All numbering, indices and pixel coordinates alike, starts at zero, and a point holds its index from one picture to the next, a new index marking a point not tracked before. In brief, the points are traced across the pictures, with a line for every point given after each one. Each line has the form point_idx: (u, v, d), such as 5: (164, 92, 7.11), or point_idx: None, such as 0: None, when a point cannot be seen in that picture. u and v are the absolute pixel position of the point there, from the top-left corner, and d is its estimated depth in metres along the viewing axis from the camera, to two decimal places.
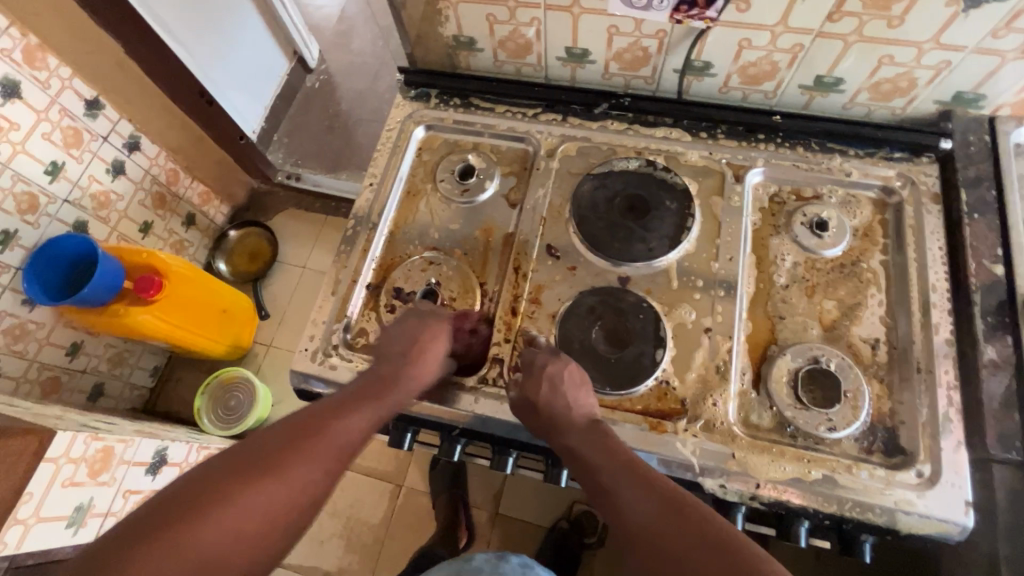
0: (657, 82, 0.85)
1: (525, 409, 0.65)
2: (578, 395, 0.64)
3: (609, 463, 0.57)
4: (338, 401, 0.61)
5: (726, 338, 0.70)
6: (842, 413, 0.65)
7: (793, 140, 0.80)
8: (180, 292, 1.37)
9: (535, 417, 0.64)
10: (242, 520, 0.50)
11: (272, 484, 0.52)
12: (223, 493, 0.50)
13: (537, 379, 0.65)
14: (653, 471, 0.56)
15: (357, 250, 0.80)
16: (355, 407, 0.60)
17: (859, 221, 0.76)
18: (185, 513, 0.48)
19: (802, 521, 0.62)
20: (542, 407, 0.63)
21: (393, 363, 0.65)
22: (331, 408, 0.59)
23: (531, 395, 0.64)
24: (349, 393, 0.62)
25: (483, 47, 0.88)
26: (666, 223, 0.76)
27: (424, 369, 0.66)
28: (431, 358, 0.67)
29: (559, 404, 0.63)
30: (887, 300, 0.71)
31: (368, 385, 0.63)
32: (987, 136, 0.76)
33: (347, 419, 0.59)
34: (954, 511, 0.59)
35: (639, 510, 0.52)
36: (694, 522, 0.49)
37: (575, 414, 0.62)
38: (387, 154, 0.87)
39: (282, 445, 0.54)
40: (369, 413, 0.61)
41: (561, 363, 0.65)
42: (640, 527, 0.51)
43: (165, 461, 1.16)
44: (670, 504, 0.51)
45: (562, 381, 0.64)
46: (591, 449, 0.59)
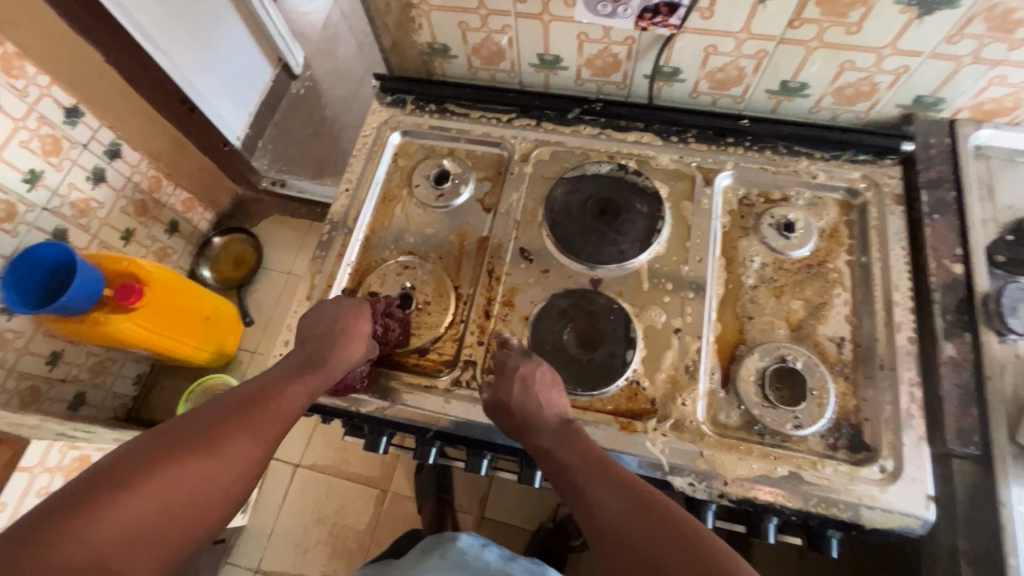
0: (628, 87, 0.87)
1: (498, 410, 0.66)
2: (551, 394, 0.65)
3: (579, 462, 0.58)
4: (268, 382, 0.61)
5: (695, 339, 0.71)
6: (808, 411, 0.66)
7: (762, 143, 0.81)
8: (161, 299, 1.37)
9: (508, 417, 0.65)
10: (164, 504, 0.48)
11: (205, 460, 0.51)
12: (141, 474, 0.48)
13: (511, 379, 0.66)
14: (623, 470, 0.56)
15: (333, 255, 0.81)
16: (284, 386, 0.60)
17: (825, 222, 0.78)
18: (94, 501, 0.45)
19: (770, 517, 0.64)
20: (516, 407, 0.64)
21: (318, 346, 0.65)
22: (259, 389, 0.59)
23: (503, 395, 0.65)
24: (277, 374, 0.62)
25: (457, 54, 0.89)
26: (637, 226, 0.77)
27: (353, 350, 0.66)
28: (358, 339, 0.67)
29: (531, 405, 0.64)
30: (852, 299, 0.73)
31: (296, 365, 0.63)
32: (947, 139, 0.78)
33: (281, 395, 0.59)
34: (916, 505, 0.60)
35: (609, 508, 0.53)
36: (660, 516, 0.50)
37: (547, 415, 0.63)
38: (363, 160, 0.87)
39: (216, 421, 0.54)
40: (298, 393, 0.61)
41: (535, 364, 0.66)
42: (609, 524, 0.52)
43: None
44: (639, 501, 0.52)
45: (535, 381, 0.65)
46: (561, 447, 0.60)
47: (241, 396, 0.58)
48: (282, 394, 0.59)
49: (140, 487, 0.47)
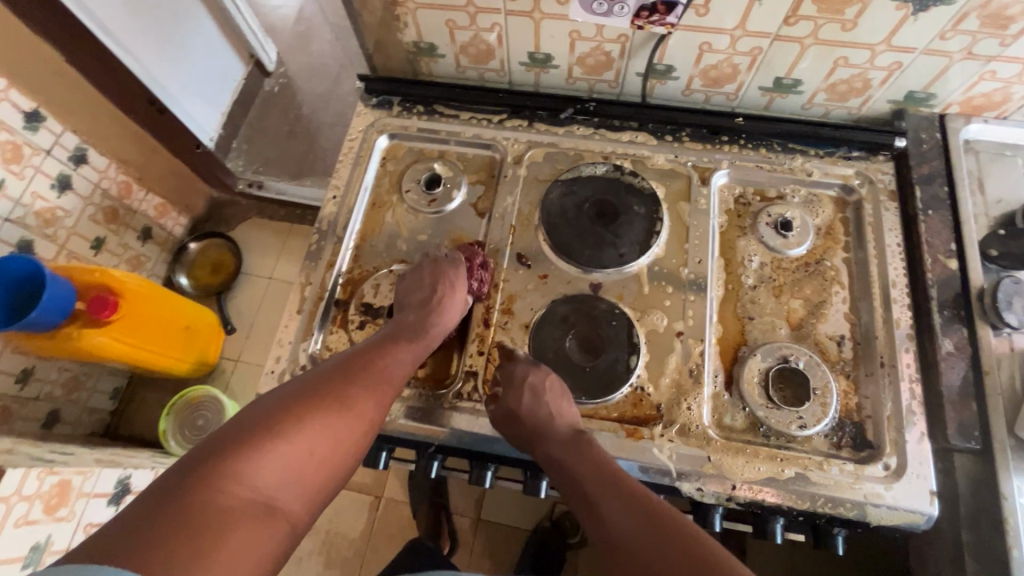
0: (621, 85, 0.85)
1: (505, 419, 0.65)
2: (560, 405, 0.64)
3: (591, 476, 0.56)
4: (377, 345, 0.64)
5: (698, 342, 0.70)
6: (812, 411, 0.66)
7: (756, 141, 0.81)
8: (137, 311, 1.31)
9: (517, 427, 0.64)
10: (308, 452, 0.52)
11: (340, 412, 0.56)
12: (278, 428, 0.51)
13: (519, 388, 0.64)
14: (637, 485, 0.55)
15: (323, 265, 0.78)
16: (389, 353, 0.64)
17: (821, 219, 0.78)
18: (256, 444, 0.50)
19: (777, 517, 0.63)
20: (525, 417, 0.63)
21: (417, 315, 0.68)
22: (365, 355, 0.62)
23: (510, 405, 0.64)
24: (378, 342, 0.65)
25: (444, 53, 0.86)
26: (636, 228, 0.76)
27: (450, 317, 0.70)
28: (455, 303, 0.70)
29: (538, 415, 0.62)
30: (851, 296, 0.73)
31: (396, 333, 0.66)
32: (938, 134, 0.78)
33: (392, 360, 0.63)
34: (921, 501, 0.61)
35: (621, 524, 0.51)
36: (673, 534, 0.49)
37: (558, 424, 0.62)
38: (351, 164, 0.84)
39: (342, 381, 0.58)
40: (402, 360, 0.64)
41: (544, 373, 0.65)
42: (621, 540, 0.51)
43: (129, 490, 1.10)
44: (652, 518, 0.51)
45: (544, 390, 0.64)
46: (573, 460, 0.59)
47: (356, 360, 0.62)
48: (389, 362, 0.63)
49: (282, 436, 0.51)
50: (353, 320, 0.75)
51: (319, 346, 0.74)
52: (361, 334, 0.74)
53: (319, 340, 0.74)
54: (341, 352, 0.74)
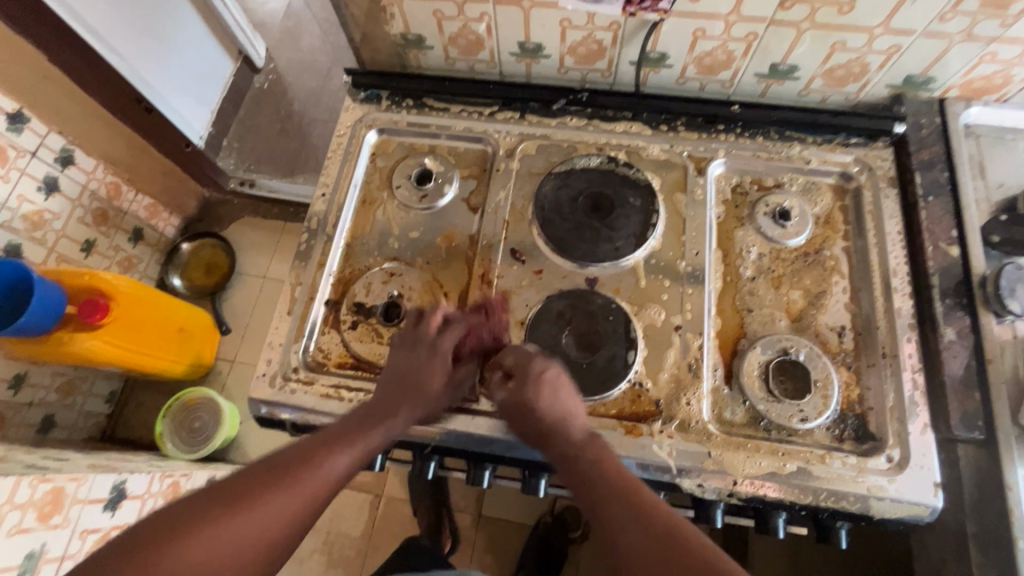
0: (613, 75, 0.84)
1: (516, 414, 0.62)
2: (573, 403, 0.62)
3: (602, 479, 0.55)
4: (332, 431, 0.59)
5: (697, 335, 0.69)
6: (813, 404, 0.65)
7: (752, 129, 0.79)
8: (129, 314, 1.30)
9: (527, 420, 0.62)
10: (219, 554, 0.46)
11: (266, 506, 0.49)
12: (194, 523, 0.46)
13: (536, 382, 0.62)
14: (650, 494, 0.53)
15: (313, 264, 0.76)
16: (344, 440, 0.57)
17: (820, 208, 0.76)
18: (162, 541, 0.45)
19: (779, 512, 0.63)
20: (541, 412, 0.61)
21: (389, 398, 0.63)
22: (316, 442, 0.57)
23: (523, 399, 0.62)
24: (335, 427, 0.59)
25: (433, 45, 0.84)
26: (631, 221, 0.75)
27: (425, 400, 0.64)
28: (435, 385, 0.64)
29: (553, 412, 0.61)
30: (851, 286, 0.72)
31: (357, 417, 0.61)
32: (937, 118, 0.77)
33: (342, 448, 0.57)
34: (925, 493, 0.60)
35: (632, 529, 0.50)
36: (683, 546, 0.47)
37: (573, 424, 0.61)
38: (339, 160, 0.82)
39: (279, 469, 0.52)
40: (358, 448, 0.57)
41: (559, 368, 0.64)
42: (631, 546, 0.49)
43: (125, 495, 1.08)
44: (663, 527, 0.49)
45: (562, 387, 0.63)
46: (584, 463, 0.57)
47: (303, 446, 0.56)
48: (342, 450, 0.56)
49: (193, 533, 0.46)
50: (345, 321, 0.74)
51: (310, 348, 0.73)
52: (354, 335, 0.73)
53: (311, 342, 0.73)
54: (334, 354, 0.73)
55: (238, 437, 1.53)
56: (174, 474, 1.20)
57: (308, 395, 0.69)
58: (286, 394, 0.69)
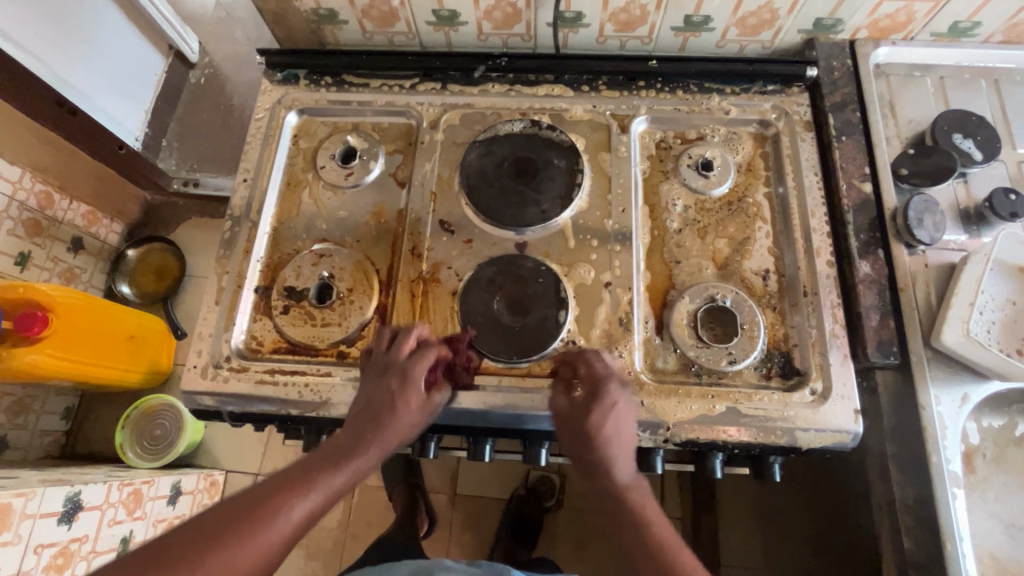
0: (534, 38, 0.83)
1: (576, 431, 0.61)
2: (629, 444, 0.62)
3: (647, 533, 0.59)
4: (297, 474, 0.58)
5: (626, 290, 0.70)
6: (740, 346, 0.67)
7: (672, 83, 0.79)
8: (72, 324, 1.26)
9: (580, 449, 0.61)
10: None
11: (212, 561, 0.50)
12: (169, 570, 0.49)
13: (605, 410, 0.61)
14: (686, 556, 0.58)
15: (239, 252, 0.75)
16: (306, 484, 0.57)
17: (741, 156, 0.77)
18: None
19: (715, 453, 0.65)
20: (602, 444, 0.60)
21: (355, 431, 0.61)
22: (272, 490, 0.56)
23: (587, 422, 0.60)
24: (306, 463, 0.59)
25: (347, 19, 0.82)
26: (557, 183, 0.75)
27: (397, 433, 0.61)
28: (403, 411, 0.61)
29: (613, 445, 0.61)
30: (774, 231, 0.73)
31: (324, 454, 0.60)
32: (849, 60, 0.78)
33: (301, 499, 0.56)
34: (846, 420, 0.62)
35: None
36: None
37: (624, 466, 0.61)
38: (259, 144, 0.80)
39: (234, 519, 0.53)
40: (318, 493, 0.57)
41: (630, 402, 0.62)
42: None
43: (81, 507, 1.05)
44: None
45: (624, 422, 0.62)
46: (626, 511, 0.60)
47: (267, 491, 0.56)
48: (307, 491, 0.57)
49: None
50: (276, 305, 0.73)
51: (242, 336, 0.71)
52: (286, 319, 0.72)
53: (242, 331, 0.72)
54: (267, 340, 0.71)
55: (205, 441, 1.51)
56: (136, 480, 1.18)
57: (241, 382, 0.68)
58: (218, 383, 0.68)
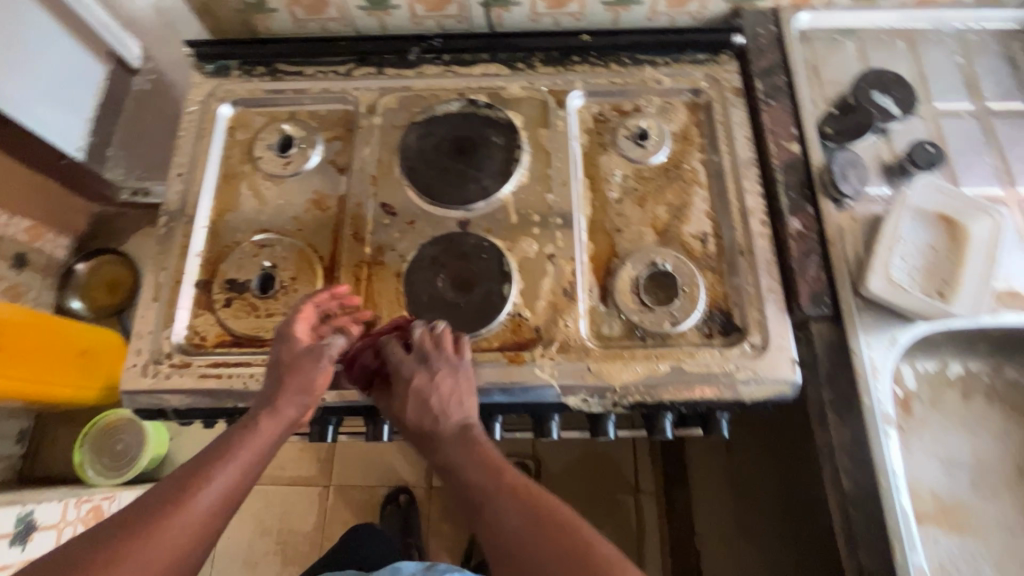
0: (468, 19, 0.84)
1: (396, 420, 0.63)
2: (447, 405, 0.60)
3: (477, 478, 0.55)
4: (209, 451, 0.55)
5: (569, 261, 0.71)
6: (681, 307, 0.68)
7: (606, 57, 0.81)
8: (19, 343, 1.22)
9: (406, 432, 0.62)
10: None
11: (139, 547, 0.46)
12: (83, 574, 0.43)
13: (405, 388, 0.62)
14: (519, 478, 0.54)
15: (176, 247, 0.73)
16: (226, 453, 0.54)
17: (676, 125, 0.79)
18: None
19: (664, 414, 0.66)
20: (413, 421, 0.61)
21: (266, 398, 0.59)
22: (185, 472, 0.52)
23: (397, 408, 0.62)
24: (217, 441, 0.56)
25: (276, 7, 0.81)
26: (496, 159, 0.75)
27: (308, 390, 0.60)
28: (312, 367, 0.61)
29: (433, 412, 0.60)
30: (710, 194, 0.75)
31: (237, 426, 0.57)
32: (773, 27, 0.81)
33: (221, 469, 0.53)
34: (784, 371, 0.64)
35: (508, 523, 0.50)
36: (566, 532, 0.48)
37: (447, 424, 0.60)
38: (192, 138, 0.79)
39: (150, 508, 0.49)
40: (242, 461, 0.54)
41: (432, 374, 0.61)
42: (506, 540, 0.49)
43: (35, 526, 1.01)
44: (535, 511, 0.50)
45: (427, 391, 0.61)
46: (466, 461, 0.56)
47: (180, 475, 0.52)
48: (218, 470, 0.53)
49: None
50: (218, 299, 0.71)
51: (184, 332, 0.70)
52: (229, 312, 0.71)
53: (183, 327, 0.70)
54: (210, 334, 0.70)
55: (170, 453, 1.47)
56: (95, 496, 1.14)
57: (184, 377, 0.67)
58: (159, 381, 0.67)
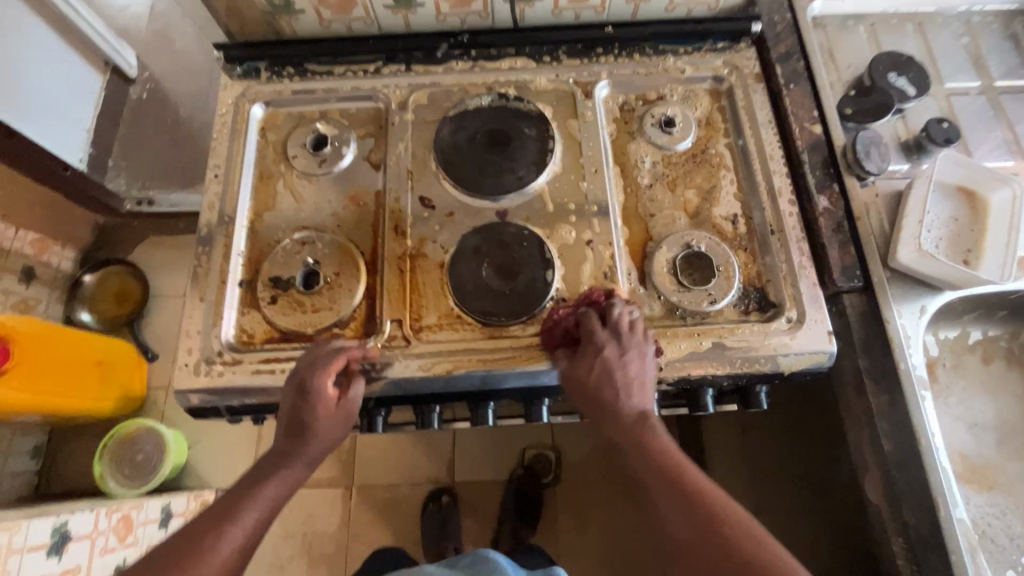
0: (491, 15, 0.85)
1: (577, 386, 0.63)
2: (631, 384, 0.61)
3: (650, 466, 0.57)
4: (234, 494, 0.59)
5: (607, 246, 0.73)
6: (718, 286, 0.71)
7: (629, 48, 0.83)
8: (36, 355, 1.21)
9: (584, 399, 0.63)
10: None
11: None
12: None
13: (595, 356, 0.62)
14: (696, 476, 0.56)
15: (219, 247, 0.74)
16: (247, 500, 0.58)
17: (700, 112, 0.81)
18: None
19: (705, 389, 0.69)
20: (597, 390, 0.62)
21: (285, 444, 0.62)
22: (209, 517, 0.56)
23: (583, 375, 0.63)
24: (241, 484, 0.60)
25: (303, 8, 0.82)
26: (530, 151, 0.77)
27: (323, 440, 0.62)
28: (330, 418, 0.62)
29: (614, 387, 0.61)
30: (737, 177, 0.77)
31: (261, 470, 0.61)
32: (788, 15, 0.84)
33: (241, 518, 0.56)
34: (821, 342, 0.67)
35: (678, 519, 0.53)
36: (729, 534, 0.51)
37: (624, 405, 0.61)
38: (227, 140, 0.79)
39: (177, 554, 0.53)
40: (260, 508, 0.58)
41: (623, 351, 0.62)
42: (678, 533, 0.52)
43: (70, 537, 1.01)
44: (705, 516, 0.52)
45: (615, 367, 0.61)
46: (642, 449, 0.58)
47: (205, 520, 0.56)
48: (244, 512, 0.57)
49: None
50: (263, 297, 0.72)
51: (232, 331, 0.71)
52: (275, 310, 0.71)
53: (231, 326, 0.71)
54: (258, 332, 0.71)
55: (189, 462, 1.46)
56: (124, 505, 1.14)
57: (237, 375, 0.67)
58: (212, 379, 0.67)
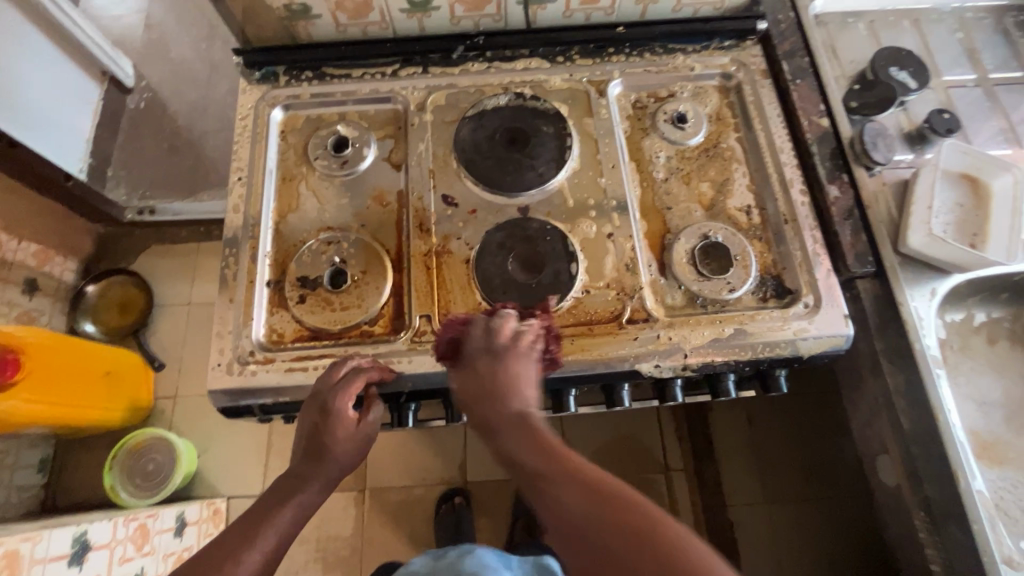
0: (504, 18, 0.87)
1: (467, 394, 0.60)
2: (518, 384, 0.58)
3: (531, 457, 0.51)
4: (251, 515, 0.58)
5: (627, 239, 0.75)
6: (737, 275, 0.73)
7: (639, 47, 0.85)
8: (46, 365, 1.20)
9: (471, 407, 0.59)
10: None
11: None
12: None
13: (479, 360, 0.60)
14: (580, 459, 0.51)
15: (245, 249, 0.75)
16: (267, 520, 0.58)
17: (710, 108, 0.84)
18: None
19: (727, 375, 0.70)
20: (484, 393, 0.58)
21: (304, 465, 0.62)
22: (228, 538, 0.56)
23: (471, 382, 0.60)
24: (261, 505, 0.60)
25: (320, 13, 0.83)
26: (549, 148, 0.79)
27: (337, 462, 0.62)
28: (346, 440, 0.63)
29: (499, 387, 0.58)
30: (750, 170, 0.80)
31: (279, 491, 0.61)
32: (791, 13, 0.87)
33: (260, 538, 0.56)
34: (839, 325, 0.69)
35: (568, 504, 0.46)
36: (631, 513, 0.45)
37: (507, 404, 0.57)
38: (248, 144, 0.80)
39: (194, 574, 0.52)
40: (276, 529, 0.57)
41: (510, 352, 0.60)
42: (570, 522, 0.46)
43: (89, 547, 1.01)
44: (602, 494, 0.46)
45: (500, 366, 0.59)
46: (526, 440, 0.53)
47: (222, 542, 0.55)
48: (258, 535, 0.56)
49: None
50: (291, 297, 0.73)
51: (262, 331, 0.71)
52: (304, 309, 0.72)
53: (261, 326, 0.72)
54: (288, 331, 0.72)
55: (199, 471, 1.45)
56: (140, 514, 1.13)
57: (270, 374, 0.68)
58: (245, 378, 0.68)
